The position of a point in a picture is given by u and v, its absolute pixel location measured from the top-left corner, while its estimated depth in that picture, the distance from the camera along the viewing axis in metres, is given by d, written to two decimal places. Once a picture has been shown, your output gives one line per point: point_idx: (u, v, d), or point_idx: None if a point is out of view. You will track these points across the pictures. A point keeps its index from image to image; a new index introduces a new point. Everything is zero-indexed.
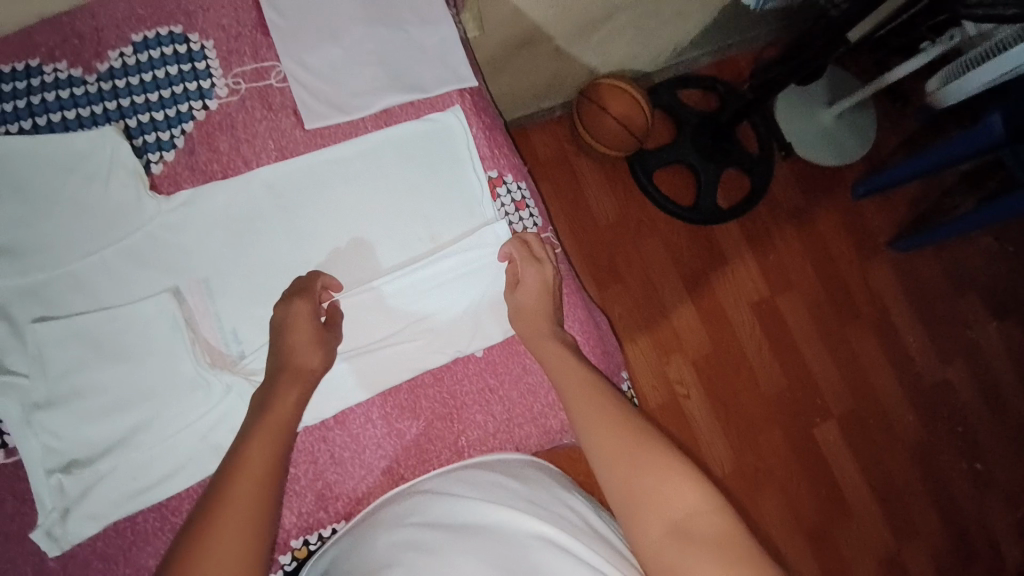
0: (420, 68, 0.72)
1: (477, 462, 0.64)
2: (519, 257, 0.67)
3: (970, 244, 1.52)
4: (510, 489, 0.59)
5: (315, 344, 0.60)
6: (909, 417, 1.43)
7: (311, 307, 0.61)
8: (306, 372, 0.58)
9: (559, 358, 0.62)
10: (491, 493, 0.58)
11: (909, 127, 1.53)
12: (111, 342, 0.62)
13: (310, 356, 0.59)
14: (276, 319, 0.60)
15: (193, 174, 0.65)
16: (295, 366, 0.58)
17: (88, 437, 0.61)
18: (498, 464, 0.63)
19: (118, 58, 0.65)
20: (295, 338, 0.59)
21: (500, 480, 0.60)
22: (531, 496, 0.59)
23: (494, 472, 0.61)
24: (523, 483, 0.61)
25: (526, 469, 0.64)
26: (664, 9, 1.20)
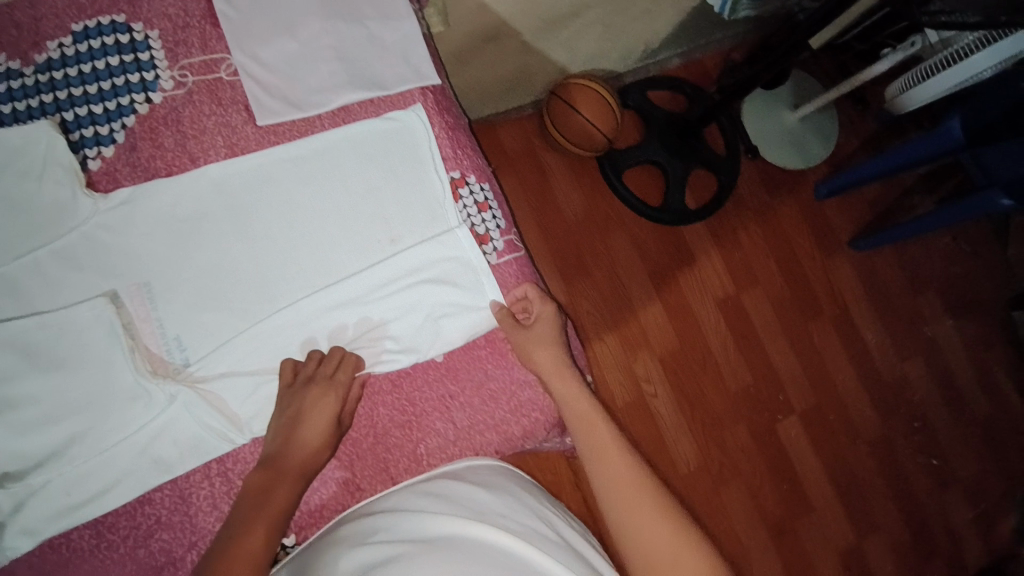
0: (379, 63, 0.69)
1: (448, 472, 0.62)
2: (536, 296, 0.69)
3: (928, 244, 1.57)
4: (479, 500, 0.58)
5: (324, 442, 0.60)
6: (869, 413, 1.47)
7: (336, 400, 0.61)
8: (307, 468, 0.59)
9: (564, 381, 0.65)
10: (460, 505, 0.57)
11: (870, 130, 1.56)
12: (44, 349, 0.58)
13: (318, 452, 0.60)
14: (292, 405, 0.60)
15: (133, 170, 0.62)
16: (295, 461, 0.58)
17: (17, 451, 0.57)
18: (468, 474, 0.62)
19: (57, 49, 0.61)
20: (308, 422, 0.59)
21: (469, 490, 0.59)
22: (496, 508, 0.57)
23: (463, 483, 0.60)
24: (492, 492, 0.59)
25: (495, 477, 0.63)
26: (632, 9, 1.20)
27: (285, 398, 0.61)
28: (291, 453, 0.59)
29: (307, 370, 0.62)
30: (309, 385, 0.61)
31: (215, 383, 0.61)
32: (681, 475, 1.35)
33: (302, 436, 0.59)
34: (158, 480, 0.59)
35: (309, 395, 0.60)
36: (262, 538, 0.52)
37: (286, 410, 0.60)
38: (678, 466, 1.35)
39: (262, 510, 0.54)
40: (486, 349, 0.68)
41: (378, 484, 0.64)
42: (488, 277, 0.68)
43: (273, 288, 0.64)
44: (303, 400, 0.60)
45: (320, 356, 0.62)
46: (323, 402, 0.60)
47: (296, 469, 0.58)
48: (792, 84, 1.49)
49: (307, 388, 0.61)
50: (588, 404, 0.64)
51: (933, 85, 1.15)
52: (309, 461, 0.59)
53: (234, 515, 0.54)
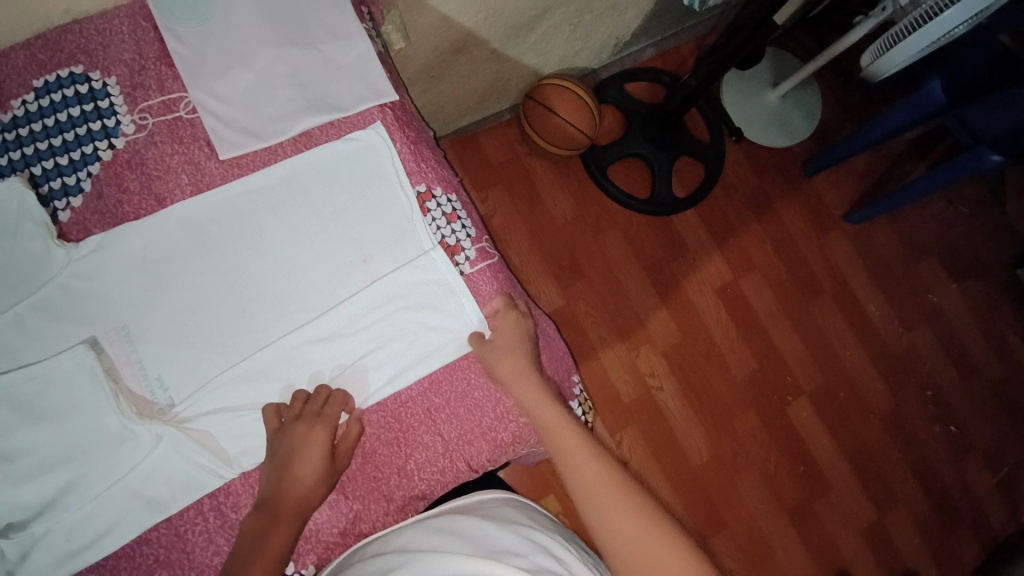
0: (336, 86, 0.70)
1: (457, 508, 0.63)
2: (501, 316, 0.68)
3: (923, 210, 1.55)
4: (491, 537, 0.58)
5: (320, 479, 0.60)
6: (879, 385, 1.45)
7: (325, 436, 0.61)
8: (304, 501, 0.59)
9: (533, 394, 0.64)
10: (472, 543, 0.57)
11: (853, 100, 1.55)
12: (31, 401, 0.59)
13: (314, 489, 0.60)
14: (282, 448, 0.61)
15: (101, 218, 0.62)
16: (291, 498, 0.59)
17: (15, 503, 0.58)
18: (477, 509, 0.63)
19: (21, 106, 0.63)
20: (300, 454, 0.60)
21: (479, 527, 0.59)
22: (509, 546, 0.56)
23: (473, 519, 0.61)
24: (503, 530, 0.59)
25: (505, 512, 0.63)
26: (597, 5, 1.20)
27: (273, 443, 0.61)
28: (286, 491, 0.59)
29: (291, 415, 0.63)
30: (297, 422, 0.62)
31: (201, 421, 0.61)
32: (695, 467, 1.33)
33: (295, 475, 0.60)
34: (152, 520, 0.59)
35: (297, 433, 0.61)
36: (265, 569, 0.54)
37: (277, 452, 0.61)
38: (691, 457, 1.33)
39: (258, 553, 0.55)
40: (466, 360, 0.68)
41: (370, 504, 0.64)
42: (465, 293, 0.68)
43: (252, 321, 0.64)
44: (291, 438, 0.61)
45: (305, 398, 0.63)
46: (312, 440, 0.61)
47: (292, 509, 0.59)
48: (767, 63, 1.49)
49: (295, 426, 0.62)
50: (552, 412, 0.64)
51: (909, 45, 1.11)
52: (307, 499, 0.60)
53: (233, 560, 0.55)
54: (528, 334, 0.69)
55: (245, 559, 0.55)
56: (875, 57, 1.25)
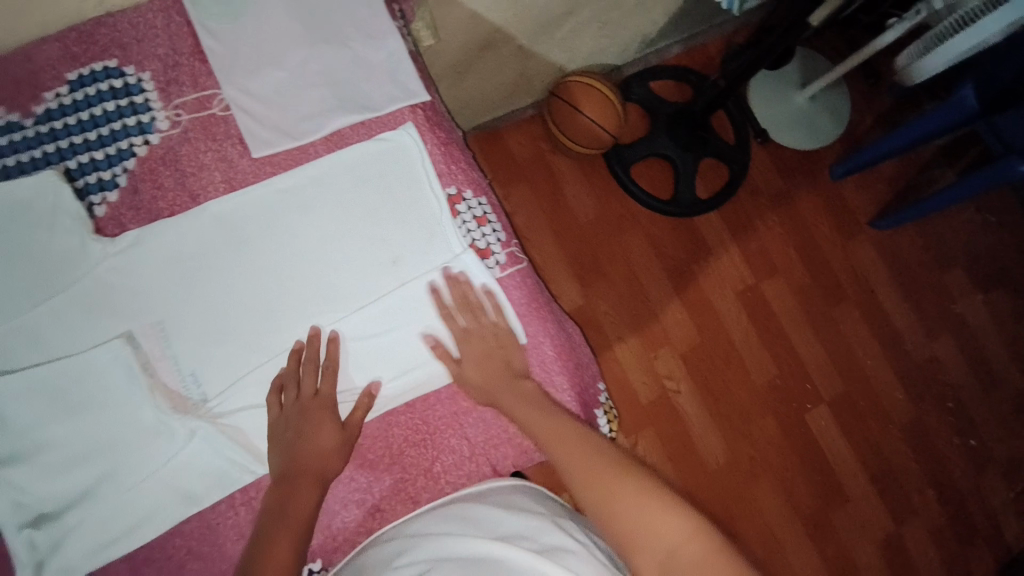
0: (367, 85, 0.69)
1: (468, 495, 0.63)
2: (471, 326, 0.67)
3: (951, 217, 1.51)
4: (500, 520, 0.58)
5: (336, 447, 0.62)
6: (900, 396, 1.43)
7: (329, 415, 0.62)
8: (323, 476, 0.60)
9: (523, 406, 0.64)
10: (480, 526, 0.57)
11: (883, 103, 1.52)
12: (66, 394, 0.60)
13: (332, 456, 0.61)
14: (290, 426, 0.62)
15: (137, 213, 0.63)
16: (312, 470, 0.60)
17: (50, 493, 0.59)
18: (492, 495, 0.62)
19: (55, 99, 0.63)
20: (308, 429, 0.61)
21: (489, 513, 0.59)
22: (518, 528, 0.57)
23: (484, 505, 0.60)
24: (513, 511, 0.59)
25: (518, 494, 0.63)
26: (626, 1, 1.18)
27: (281, 425, 0.62)
28: (305, 463, 0.60)
29: (290, 398, 0.63)
30: (300, 405, 0.62)
31: (235, 418, 0.63)
32: (711, 472, 1.32)
33: (312, 447, 0.61)
34: (185, 513, 0.61)
35: (304, 414, 0.62)
36: (291, 535, 0.55)
37: (287, 432, 0.61)
38: (707, 462, 1.33)
39: (282, 525, 0.55)
40: None
41: (395, 504, 0.65)
42: (499, 298, 0.68)
43: (281, 319, 0.64)
44: (298, 420, 0.62)
45: (297, 379, 0.63)
46: (321, 414, 0.62)
47: (315, 477, 0.60)
48: (797, 63, 1.46)
49: (298, 410, 0.62)
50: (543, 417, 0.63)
51: (950, 48, 1.07)
52: (328, 464, 0.61)
53: (258, 529, 0.56)
54: (497, 351, 0.67)
55: (275, 526, 0.55)
56: (913, 59, 1.22)
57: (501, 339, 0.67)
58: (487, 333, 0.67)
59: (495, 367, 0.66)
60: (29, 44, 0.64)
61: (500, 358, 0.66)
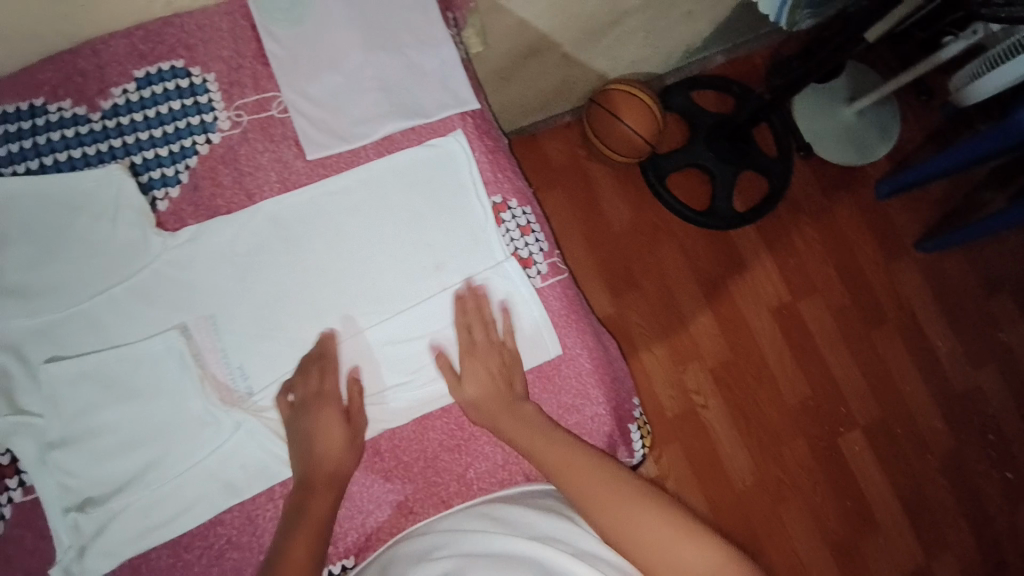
0: (420, 92, 0.70)
1: (502, 498, 0.63)
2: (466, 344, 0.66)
3: (1000, 242, 1.46)
4: (532, 523, 0.58)
5: (346, 447, 0.62)
6: (938, 425, 1.38)
7: (333, 411, 0.62)
8: (336, 476, 0.60)
9: (519, 426, 0.62)
10: (513, 527, 0.57)
11: (934, 121, 1.47)
12: (121, 381, 0.63)
13: (343, 457, 0.61)
14: (299, 428, 0.62)
15: (197, 209, 0.65)
16: (322, 472, 0.60)
17: (99, 477, 0.62)
18: (526, 499, 0.62)
19: (122, 95, 0.65)
20: (314, 428, 0.61)
21: (522, 514, 0.59)
22: (548, 532, 0.57)
23: (518, 507, 0.60)
24: (546, 513, 0.59)
25: (551, 498, 0.63)
26: (674, 11, 1.17)
27: (292, 424, 0.62)
28: (316, 466, 0.60)
29: (298, 396, 0.63)
30: (304, 406, 0.63)
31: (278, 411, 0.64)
32: (737, 491, 1.30)
33: (321, 448, 0.61)
34: (227, 503, 0.63)
35: (310, 413, 0.62)
36: (307, 541, 0.56)
37: (298, 432, 0.62)
38: (734, 481, 1.31)
39: (298, 525, 0.57)
40: (533, 374, 0.69)
41: (429, 507, 0.66)
42: (547, 323, 0.69)
43: (326, 318, 0.66)
44: (303, 421, 0.62)
45: (306, 377, 0.63)
46: (326, 414, 0.62)
47: (327, 479, 0.60)
48: (845, 77, 1.42)
49: (303, 410, 0.62)
50: (541, 434, 0.61)
51: (1006, 70, 1.04)
52: (339, 466, 0.61)
53: (279, 531, 0.58)
54: (500, 368, 0.66)
55: (292, 528, 0.57)
56: (969, 80, 1.18)
57: (505, 358, 0.66)
58: (494, 348, 0.66)
59: (497, 386, 0.64)
60: (97, 38, 0.66)
61: (503, 377, 0.65)
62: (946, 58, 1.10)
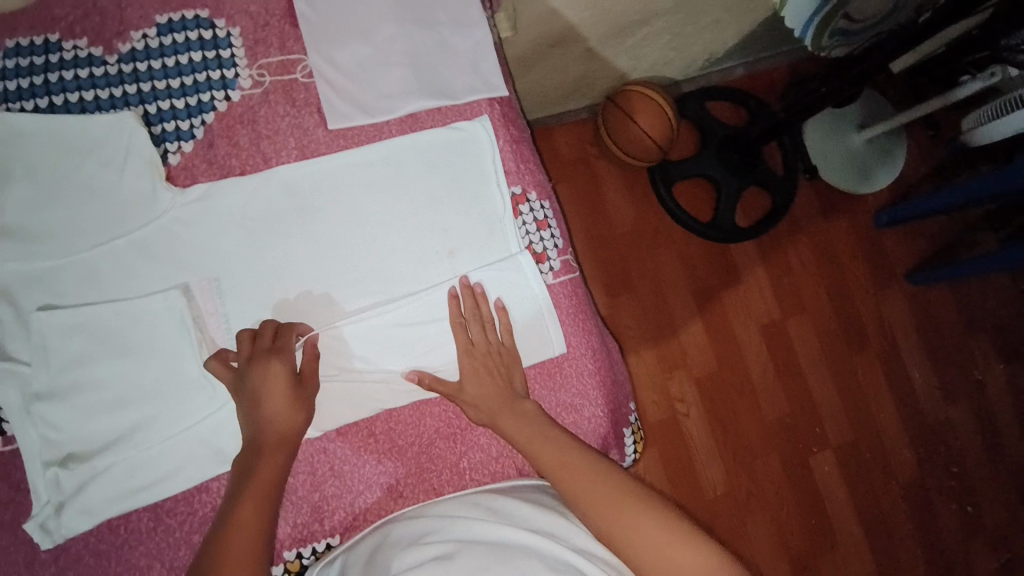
0: (449, 73, 0.69)
1: (496, 489, 0.64)
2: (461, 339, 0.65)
3: (987, 282, 1.50)
4: (524, 514, 0.59)
5: (295, 407, 0.58)
6: (906, 452, 1.42)
7: (283, 367, 0.58)
8: (287, 436, 0.57)
9: (518, 426, 0.61)
10: (506, 517, 0.58)
11: (938, 157, 1.49)
12: (114, 337, 0.61)
13: (290, 419, 0.57)
14: (246, 384, 0.58)
15: (209, 167, 0.63)
16: (272, 433, 0.57)
17: (84, 433, 0.60)
18: (514, 491, 0.63)
19: (141, 40, 0.62)
20: (264, 388, 0.57)
21: (514, 505, 0.60)
22: (540, 524, 0.58)
23: (512, 498, 0.61)
24: (539, 507, 0.60)
25: (543, 493, 0.63)
26: (703, 18, 1.16)
27: (236, 380, 0.58)
28: (265, 428, 0.57)
29: (243, 353, 0.59)
30: (252, 362, 0.58)
31: None
32: (707, 498, 1.33)
33: (267, 410, 0.57)
34: (216, 470, 0.62)
35: (255, 369, 0.57)
36: (254, 505, 0.54)
37: (243, 389, 0.58)
38: (705, 489, 1.33)
39: (244, 490, 0.54)
40: (534, 370, 0.69)
41: (419, 493, 0.65)
42: (553, 319, 0.69)
43: (331, 292, 0.65)
44: (250, 379, 0.57)
45: (252, 334, 0.59)
46: (274, 372, 0.57)
47: (275, 442, 0.57)
48: (861, 104, 1.43)
49: (250, 366, 0.58)
50: (537, 435, 0.61)
51: (1018, 117, 1.05)
52: (286, 429, 0.57)
53: (229, 490, 0.56)
54: (498, 369, 0.65)
55: (238, 493, 0.54)
56: (982, 123, 1.20)
57: (505, 356, 0.66)
58: (491, 350, 0.66)
59: (498, 387, 0.64)
60: None
61: (502, 376, 0.65)
62: (961, 98, 1.11)
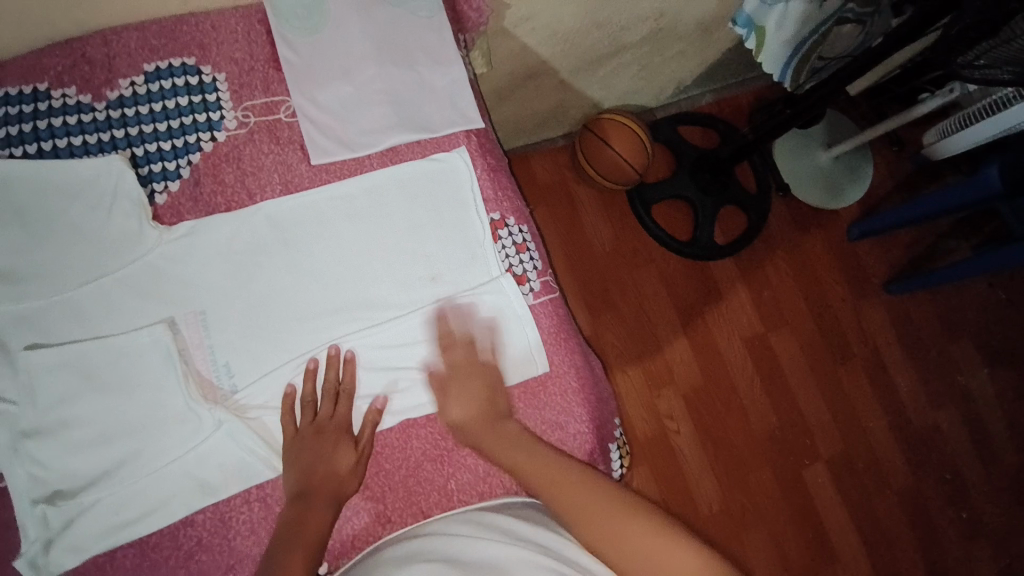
0: (427, 108, 0.72)
1: (489, 505, 0.65)
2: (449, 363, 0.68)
3: (963, 289, 1.54)
4: (514, 530, 0.61)
5: (353, 469, 0.64)
6: (898, 459, 1.44)
7: (346, 440, 0.64)
8: (337, 492, 0.62)
9: (508, 444, 0.64)
10: (495, 531, 0.60)
11: (905, 171, 1.55)
12: (102, 372, 0.62)
13: (348, 477, 0.63)
14: (304, 457, 0.63)
15: (196, 205, 0.65)
16: (326, 484, 0.62)
17: (71, 469, 0.60)
18: (507, 508, 0.65)
19: (129, 87, 0.65)
20: (325, 453, 0.63)
21: (504, 521, 0.62)
22: (527, 538, 0.60)
23: (503, 514, 0.63)
24: (528, 522, 0.62)
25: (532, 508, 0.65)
26: (669, 49, 1.21)
27: (295, 447, 0.63)
28: (322, 480, 0.62)
29: (307, 420, 0.65)
30: (320, 435, 0.64)
31: (261, 414, 0.65)
32: (703, 515, 1.33)
33: (332, 470, 0.62)
34: (201, 503, 0.62)
35: (315, 443, 0.63)
36: (306, 552, 0.56)
37: (303, 454, 0.63)
38: (700, 505, 1.33)
39: (297, 532, 0.58)
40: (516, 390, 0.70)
41: (408, 517, 0.66)
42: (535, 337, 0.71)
43: (319, 321, 0.66)
44: (311, 450, 0.63)
45: (314, 402, 0.65)
46: (335, 445, 0.63)
47: (327, 492, 0.61)
48: (826, 123, 1.49)
49: (313, 439, 0.63)
50: (535, 454, 0.63)
51: (977, 131, 1.13)
52: (342, 486, 0.63)
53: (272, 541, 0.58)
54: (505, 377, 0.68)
55: (290, 532, 0.58)
56: (944, 135, 1.26)
57: (486, 377, 0.68)
58: (471, 371, 0.68)
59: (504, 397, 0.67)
60: (107, 30, 0.66)
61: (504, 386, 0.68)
62: (921, 114, 1.16)
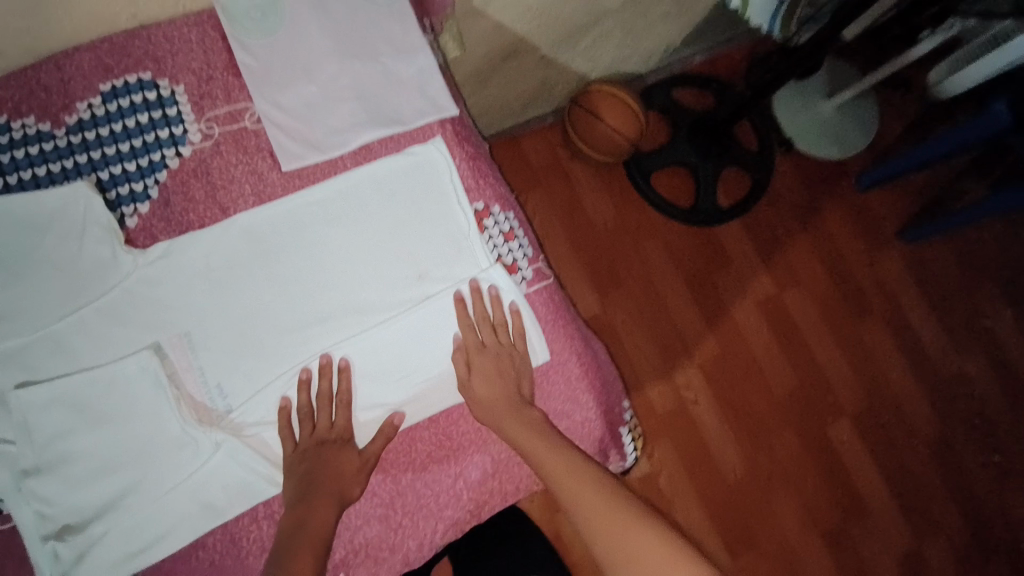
0: (396, 100, 0.69)
1: None
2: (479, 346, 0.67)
3: (981, 230, 1.48)
4: None
5: (356, 475, 0.63)
6: (925, 410, 1.40)
7: (347, 447, 0.64)
8: (340, 498, 0.61)
9: (522, 427, 0.63)
10: None
11: (912, 113, 1.48)
12: (93, 404, 0.61)
13: (351, 482, 0.62)
14: (307, 466, 0.62)
15: (168, 225, 0.64)
16: (325, 488, 0.61)
17: (76, 504, 0.60)
18: None
19: (87, 109, 0.63)
20: (327, 459, 0.62)
21: None
22: None
23: None
24: None
25: None
26: (652, 11, 1.16)
27: (293, 464, 0.63)
28: (324, 480, 0.61)
29: (305, 434, 0.64)
30: (322, 448, 0.63)
31: (256, 431, 0.64)
32: (728, 483, 1.31)
33: (333, 477, 0.61)
34: (209, 525, 0.62)
35: (320, 452, 0.63)
36: (312, 552, 0.56)
37: (303, 468, 0.62)
38: (725, 474, 1.31)
39: (301, 533, 0.58)
40: None
41: (419, 519, 0.65)
42: (535, 327, 0.69)
43: (307, 333, 0.65)
44: (312, 460, 0.62)
45: (310, 414, 0.64)
46: (338, 452, 0.63)
47: (331, 497, 0.60)
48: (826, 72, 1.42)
49: (317, 450, 0.63)
50: (538, 434, 0.63)
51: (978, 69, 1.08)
52: (346, 490, 0.62)
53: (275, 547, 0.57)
54: (510, 370, 0.67)
55: (292, 534, 0.58)
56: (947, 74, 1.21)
57: (513, 357, 0.67)
58: (504, 349, 0.67)
59: (512, 386, 0.66)
60: (60, 52, 0.64)
61: (515, 377, 0.67)
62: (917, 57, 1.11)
